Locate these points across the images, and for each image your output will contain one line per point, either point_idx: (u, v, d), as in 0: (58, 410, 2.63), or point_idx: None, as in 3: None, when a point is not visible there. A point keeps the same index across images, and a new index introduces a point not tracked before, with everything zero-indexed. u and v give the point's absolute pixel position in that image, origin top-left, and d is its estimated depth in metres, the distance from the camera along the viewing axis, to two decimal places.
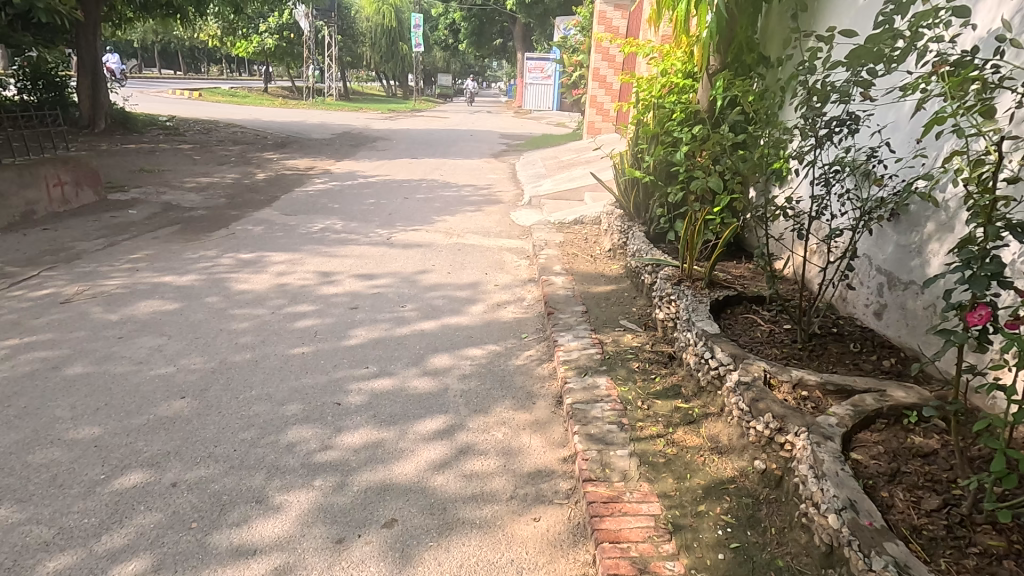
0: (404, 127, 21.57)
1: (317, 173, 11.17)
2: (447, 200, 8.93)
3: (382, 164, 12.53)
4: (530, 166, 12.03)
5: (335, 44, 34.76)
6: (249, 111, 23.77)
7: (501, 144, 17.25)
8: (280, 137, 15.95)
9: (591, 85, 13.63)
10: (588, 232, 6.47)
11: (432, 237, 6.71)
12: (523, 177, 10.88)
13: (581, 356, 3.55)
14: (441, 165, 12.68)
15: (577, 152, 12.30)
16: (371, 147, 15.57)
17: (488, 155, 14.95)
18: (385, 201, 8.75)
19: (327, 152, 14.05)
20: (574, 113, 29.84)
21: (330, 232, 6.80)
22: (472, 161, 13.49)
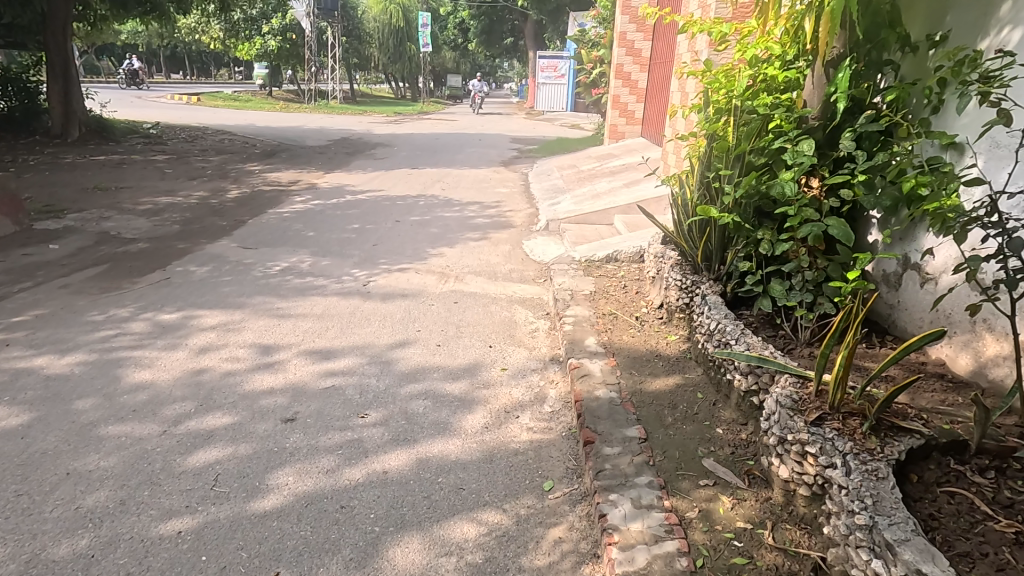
0: (409, 132, 20.12)
1: (301, 189, 9.73)
2: (446, 224, 7.42)
3: (377, 176, 11.06)
4: (545, 178, 10.51)
5: (340, 45, 33.53)
6: (245, 116, 22.44)
7: (512, 149, 15.75)
8: (269, 145, 14.57)
9: (615, 84, 12.09)
10: (626, 276, 4.93)
11: (422, 281, 5.21)
12: (536, 193, 9.35)
13: (656, 565, 1.97)
14: (444, 177, 11.18)
15: (598, 162, 10.76)
16: (368, 155, 14.12)
17: (498, 163, 13.43)
18: (371, 226, 7.27)
19: (318, 162, 12.61)
20: (590, 115, 28.28)
21: (292, 276, 5.30)
22: (480, 171, 12.02)
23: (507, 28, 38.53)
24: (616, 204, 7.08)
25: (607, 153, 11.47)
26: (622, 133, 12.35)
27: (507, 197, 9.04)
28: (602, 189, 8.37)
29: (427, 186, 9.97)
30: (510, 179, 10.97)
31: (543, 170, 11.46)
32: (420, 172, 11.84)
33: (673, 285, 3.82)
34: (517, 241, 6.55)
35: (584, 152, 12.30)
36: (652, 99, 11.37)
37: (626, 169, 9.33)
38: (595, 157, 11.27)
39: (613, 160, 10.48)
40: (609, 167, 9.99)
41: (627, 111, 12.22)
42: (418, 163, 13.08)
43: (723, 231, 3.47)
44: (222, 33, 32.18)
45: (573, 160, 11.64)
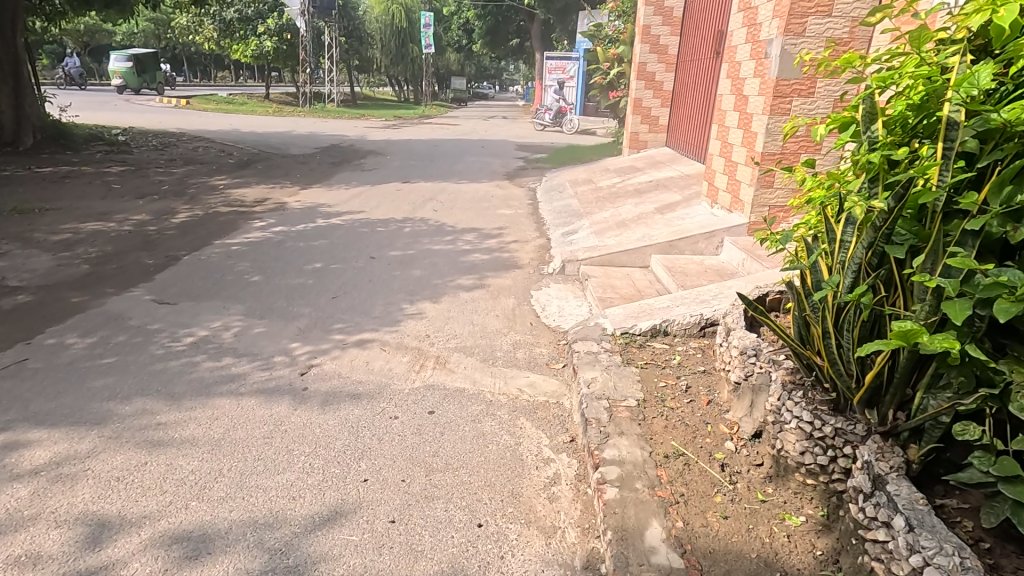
0: (406, 138, 18.66)
1: (267, 210, 8.18)
2: (434, 261, 5.85)
3: (360, 194, 9.52)
4: (555, 198, 8.97)
5: (337, 45, 32.10)
6: (231, 121, 20.95)
7: (517, 159, 14.19)
8: (247, 154, 13.08)
9: (637, 86, 10.53)
10: (683, 367, 3.37)
11: (388, 365, 3.64)
12: (546, 217, 7.81)
13: None
14: (438, 194, 9.64)
15: (618, 178, 9.22)
16: (356, 166, 12.58)
17: (501, 175, 11.90)
18: (339, 264, 5.73)
19: (296, 175, 11.07)
20: (600, 120, 26.83)
21: (205, 356, 3.74)
22: (481, 186, 10.48)
23: (513, 29, 37.06)
24: (648, 237, 5.55)
25: (627, 166, 9.95)
26: (645, 142, 10.82)
27: (512, 223, 7.49)
28: (626, 215, 6.83)
29: (416, 206, 8.43)
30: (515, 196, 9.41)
31: (552, 186, 9.95)
32: (411, 187, 10.29)
33: (789, 429, 2.20)
34: (523, 291, 5.00)
35: (601, 164, 10.77)
36: (682, 104, 9.83)
37: (654, 190, 7.78)
38: (613, 172, 9.75)
39: (636, 176, 8.94)
40: (632, 185, 8.42)
41: (650, 117, 10.68)
42: (410, 174, 11.54)
43: (919, 360, 1.82)
44: (217, 33, 31.22)
45: (587, 174, 10.11)
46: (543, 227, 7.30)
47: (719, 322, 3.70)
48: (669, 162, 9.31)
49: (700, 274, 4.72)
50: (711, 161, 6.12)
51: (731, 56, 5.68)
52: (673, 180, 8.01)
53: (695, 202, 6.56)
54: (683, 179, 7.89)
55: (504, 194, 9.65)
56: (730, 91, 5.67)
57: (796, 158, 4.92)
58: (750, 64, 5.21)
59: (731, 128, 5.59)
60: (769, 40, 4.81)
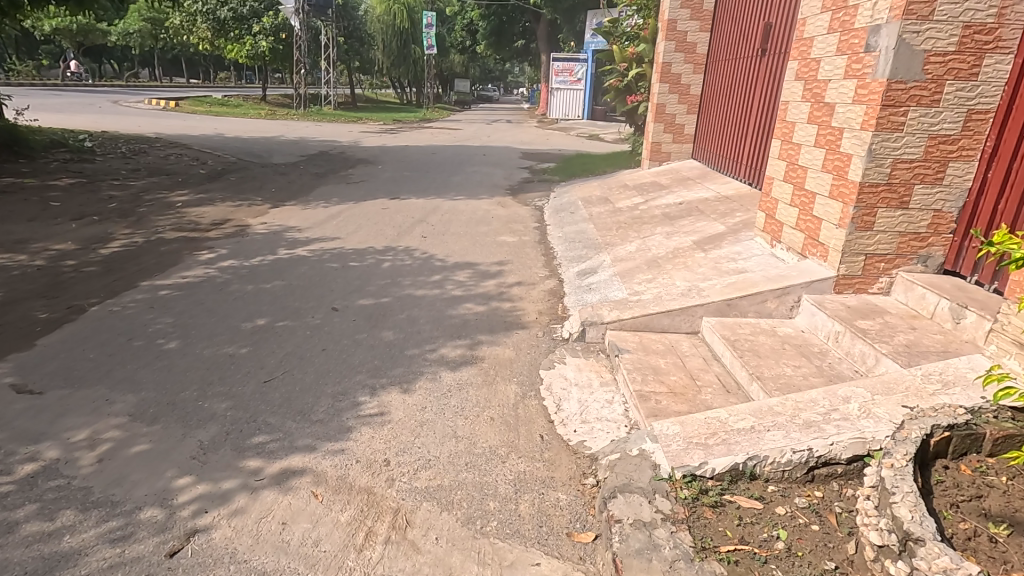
0: (402, 144, 17.34)
1: (222, 235, 6.86)
2: (412, 316, 4.51)
3: (339, 214, 8.19)
4: (564, 221, 7.63)
5: (335, 46, 30.88)
6: (218, 124, 19.69)
7: (522, 169, 12.84)
8: (223, 164, 11.81)
9: (660, 89, 9.16)
10: (794, 557, 2.02)
11: (314, 533, 2.30)
12: (555, 248, 6.47)
13: None
14: (429, 213, 8.31)
15: (639, 198, 7.87)
16: (342, 178, 11.26)
17: (504, 189, 10.58)
18: (288, 321, 4.39)
19: (271, 189, 9.77)
20: (609, 125, 25.46)
21: (33, 508, 2.40)
22: (480, 203, 9.14)
23: (518, 30, 35.75)
24: (693, 288, 4.20)
25: (649, 183, 8.60)
26: (668, 153, 9.45)
27: (515, 256, 6.14)
28: (656, 253, 5.49)
29: (402, 232, 7.09)
30: (518, 218, 8.07)
31: (559, 205, 8.61)
32: (400, 204, 8.95)
33: None
34: (529, 372, 3.64)
35: (617, 180, 9.44)
36: (714, 110, 8.47)
37: (688, 216, 6.41)
38: (632, 191, 8.41)
39: (661, 197, 7.60)
40: (658, 208, 7.07)
41: (675, 125, 9.32)
42: (401, 188, 10.21)
43: None
44: (210, 33, 30.15)
45: (602, 192, 8.77)
46: (552, 263, 5.95)
47: (835, 461, 2.37)
48: (699, 180, 7.95)
49: (777, 356, 3.35)
50: (770, 187, 4.79)
51: (804, 50, 4.35)
52: (709, 204, 6.64)
53: (744, 238, 5.21)
54: (722, 203, 6.52)
55: (507, 214, 8.31)
56: (802, 96, 4.35)
57: (907, 190, 3.57)
58: (837, 61, 3.89)
59: (805, 144, 4.26)
60: (874, 26, 3.49)
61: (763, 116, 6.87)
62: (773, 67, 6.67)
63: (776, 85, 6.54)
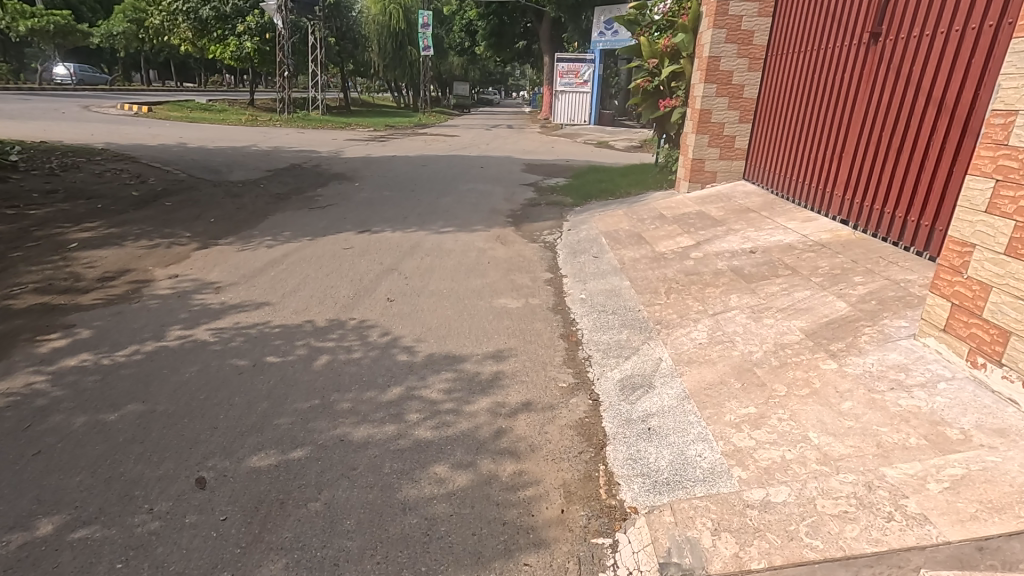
0: (388, 154, 15.43)
1: (102, 300, 4.82)
2: (334, 509, 2.47)
3: (285, 259, 6.16)
4: (585, 272, 5.58)
5: (322, 47, 29.02)
6: (186, 132, 17.75)
7: (525, 187, 10.83)
8: (166, 184, 9.82)
9: (706, 92, 7.13)
10: None
11: None
12: (578, 323, 4.44)
13: None
14: (405, 257, 6.28)
15: (686, 238, 5.85)
16: (306, 200, 9.26)
17: (503, 215, 8.60)
18: (96, 526, 2.35)
19: (210, 218, 7.75)
20: (618, 132, 23.58)
21: None
22: (474, 238, 7.11)
23: (520, 31, 33.98)
24: (869, 481, 2.17)
25: (694, 215, 6.58)
26: (713, 172, 7.43)
27: (520, 341, 4.13)
28: (746, 352, 3.44)
29: (360, 295, 5.06)
30: (521, 263, 6.03)
31: (575, 243, 6.58)
32: (370, 241, 6.92)
33: None
34: None
35: (647, 208, 7.44)
36: (784, 118, 6.44)
37: (773, 277, 4.37)
38: (673, 225, 6.38)
39: (718, 239, 5.56)
40: (720, 259, 5.03)
41: (723, 137, 7.29)
42: (375, 216, 8.19)
43: None
44: (191, 33, 28.54)
45: (632, 226, 6.75)
46: (576, 356, 3.91)
47: None
48: (765, 214, 5.92)
49: None
50: (966, 259, 2.81)
51: None
52: (799, 257, 4.60)
53: (899, 338, 3.15)
54: (821, 258, 4.48)
55: (507, 257, 6.28)
56: None
57: None
58: None
59: None
60: None
61: (871, 130, 4.86)
62: (893, 60, 4.64)
63: (902, 86, 4.50)
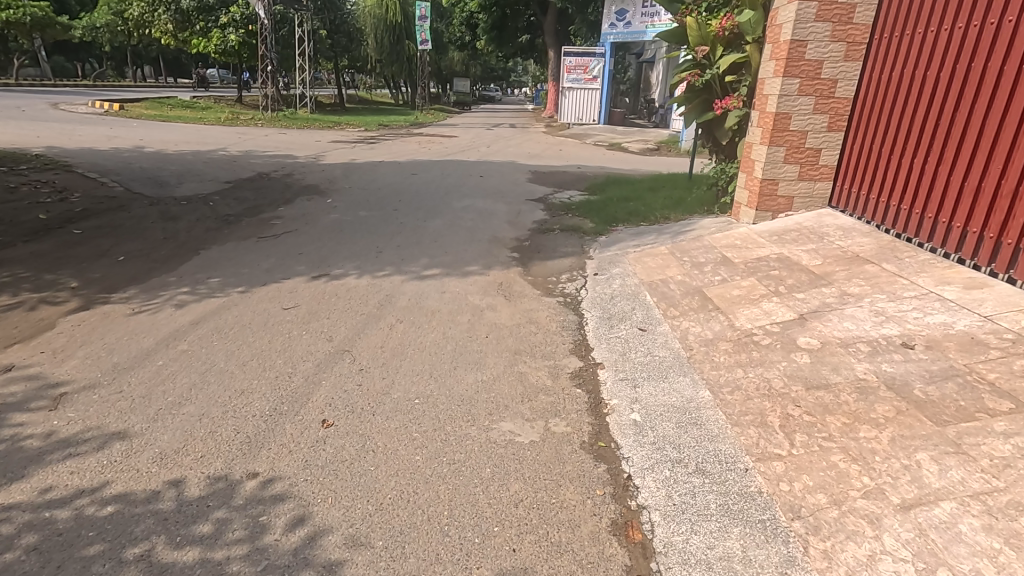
0: (374, 160, 13.56)
1: None
2: None
3: (192, 328, 4.28)
4: (631, 364, 3.70)
5: (311, 40, 27.08)
6: (150, 133, 15.90)
7: (533, 205, 8.95)
8: (89, 203, 7.95)
9: (785, 88, 5.20)
10: None
11: None
12: (638, 496, 2.54)
13: None
14: (367, 324, 4.41)
15: (777, 306, 3.96)
16: (258, 225, 7.38)
17: (507, 246, 6.71)
18: None
19: (119, 255, 5.87)
20: (630, 133, 21.62)
21: None
22: (468, 288, 5.24)
23: (523, 24, 32.00)
24: None
25: (774, 262, 4.69)
26: (788, 197, 5.56)
27: (540, 549, 2.25)
28: None
29: (280, 414, 3.18)
30: (533, 339, 4.15)
31: (606, 302, 4.71)
32: (324, 294, 5.04)
33: None
34: None
35: (699, 244, 5.56)
36: (908, 128, 4.53)
37: (985, 416, 2.48)
38: (747, 280, 4.50)
39: (833, 313, 3.68)
40: (855, 359, 3.14)
41: (804, 151, 5.39)
42: (341, 251, 6.32)
43: None
44: (172, 26, 26.77)
45: (686, 277, 4.87)
46: None
47: None
48: (891, 269, 4.04)
49: None
50: None
51: None
52: (1009, 372, 2.72)
53: None
54: None
55: (513, 325, 4.41)
56: None
57: None
58: None
59: None
60: None
61: None
62: None
63: None
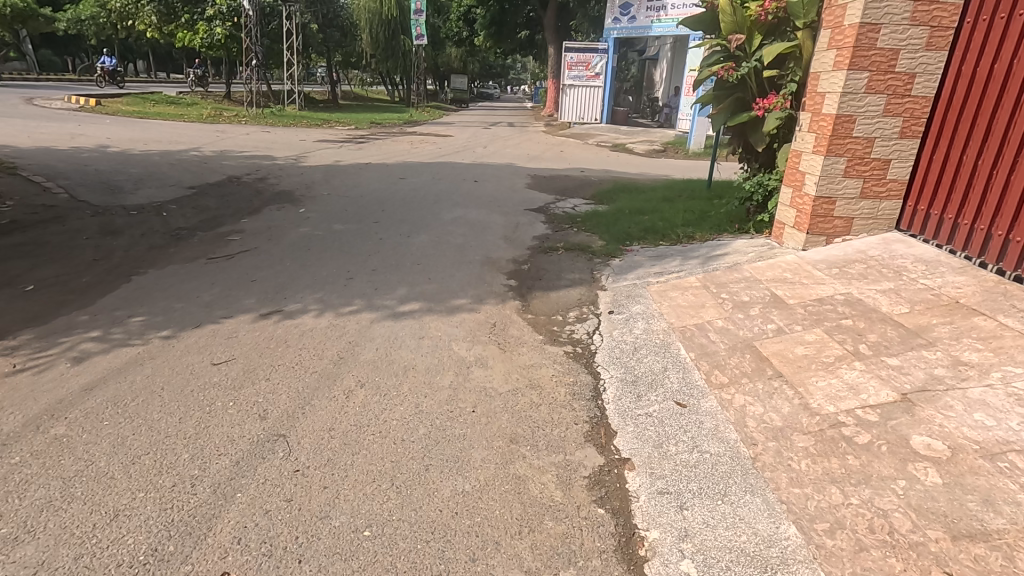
0: (360, 161, 12.51)
1: None
2: None
3: (83, 396, 3.22)
4: (669, 462, 2.68)
5: (301, 34, 25.95)
6: (121, 131, 14.78)
7: (532, 216, 7.91)
8: (19, 214, 6.86)
9: (849, 84, 4.17)
10: None
11: None
12: None
13: None
14: (318, 390, 3.37)
15: (865, 377, 2.94)
16: (212, 241, 6.31)
17: (502, 270, 5.67)
18: None
19: (27, 284, 4.80)
20: (634, 133, 20.62)
21: None
22: (453, 331, 4.21)
23: (522, 20, 30.94)
24: None
25: (842, 307, 3.67)
26: (847, 219, 4.53)
27: None
28: None
29: (161, 564, 2.14)
30: (534, 417, 3.12)
31: (627, 358, 3.68)
32: (270, 340, 3.99)
33: None
34: None
35: (736, 276, 4.53)
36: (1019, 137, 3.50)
37: None
38: (811, 332, 3.47)
39: (951, 395, 2.66)
40: (1012, 484, 2.13)
41: (869, 162, 4.36)
42: (302, 276, 5.26)
43: None
44: (157, 18, 25.61)
45: (728, 323, 3.85)
46: None
47: None
48: (1014, 327, 3.02)
49: None
50: None
51: None
52: None
53: None
54: None
55: (507, 391, 3.38)
56: None
57: None
58: None
59: None
60: None
61: None
62: None
63: None
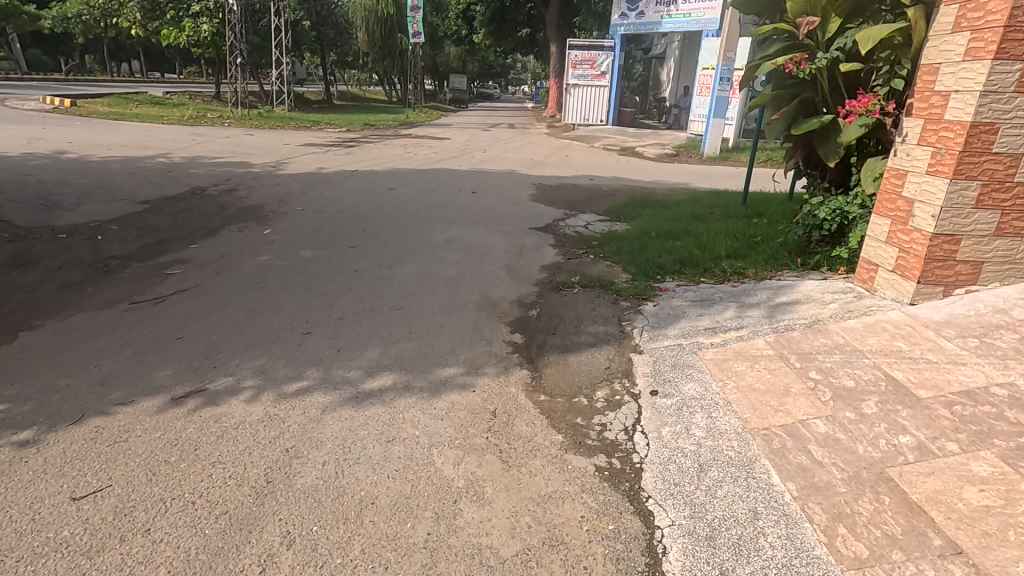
0: (346, 168, 11.32)
1: None
2: None
3: None
4: None
5: (292, 30, 24.73)
6: (88, 134, 13.58)
7: (539, 238, 6.72)
8: None
9: (993, 80, 2.98)
10: None
11: None
12: None
13: None
14: (221, 554, 2.18)
15: None
16: (145, 276, 5.12)
17: (504, 317, 4.48)
18: None
19: None
20: (643, 135, 19.44)
21: None
22: (437, 427, 3.00)
23: (523, 17, 29.75)
24: None
25: (1012, 411, 2.47)
26: (974, 263, 3.33)
27: None
28: None
29: None
30: None
31: (691, 488, 2.48)
32: (174, 447, 2.79)
33: None
34: None
35: (824, 342, 3.32)
36: None
37: None
38: (978, 458, 2.29)
39: None
40: None
41: (1011, 188, 3.17)
42: (246, 331, 4.07)
43: None
44: (140, 14, 24.37)
45: (835, 429, 2.64)
46: None
47: None
48: None
49: None
50: None
51: None
52: None
53: None
54: None
55: (516, 554, 2.19)
56: None
57: None
58: None
59: None
60: None
61: None
62: None
63: None
